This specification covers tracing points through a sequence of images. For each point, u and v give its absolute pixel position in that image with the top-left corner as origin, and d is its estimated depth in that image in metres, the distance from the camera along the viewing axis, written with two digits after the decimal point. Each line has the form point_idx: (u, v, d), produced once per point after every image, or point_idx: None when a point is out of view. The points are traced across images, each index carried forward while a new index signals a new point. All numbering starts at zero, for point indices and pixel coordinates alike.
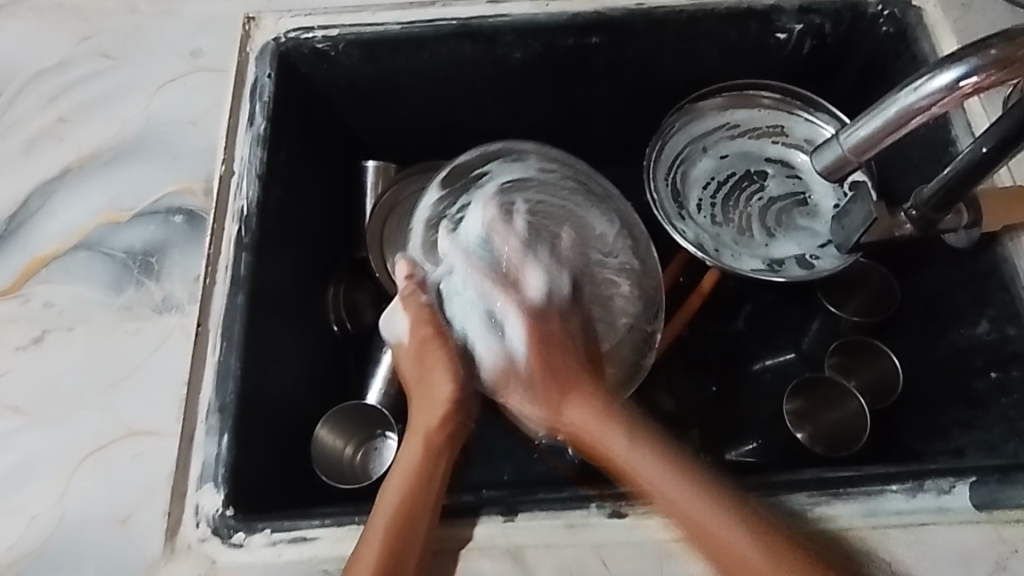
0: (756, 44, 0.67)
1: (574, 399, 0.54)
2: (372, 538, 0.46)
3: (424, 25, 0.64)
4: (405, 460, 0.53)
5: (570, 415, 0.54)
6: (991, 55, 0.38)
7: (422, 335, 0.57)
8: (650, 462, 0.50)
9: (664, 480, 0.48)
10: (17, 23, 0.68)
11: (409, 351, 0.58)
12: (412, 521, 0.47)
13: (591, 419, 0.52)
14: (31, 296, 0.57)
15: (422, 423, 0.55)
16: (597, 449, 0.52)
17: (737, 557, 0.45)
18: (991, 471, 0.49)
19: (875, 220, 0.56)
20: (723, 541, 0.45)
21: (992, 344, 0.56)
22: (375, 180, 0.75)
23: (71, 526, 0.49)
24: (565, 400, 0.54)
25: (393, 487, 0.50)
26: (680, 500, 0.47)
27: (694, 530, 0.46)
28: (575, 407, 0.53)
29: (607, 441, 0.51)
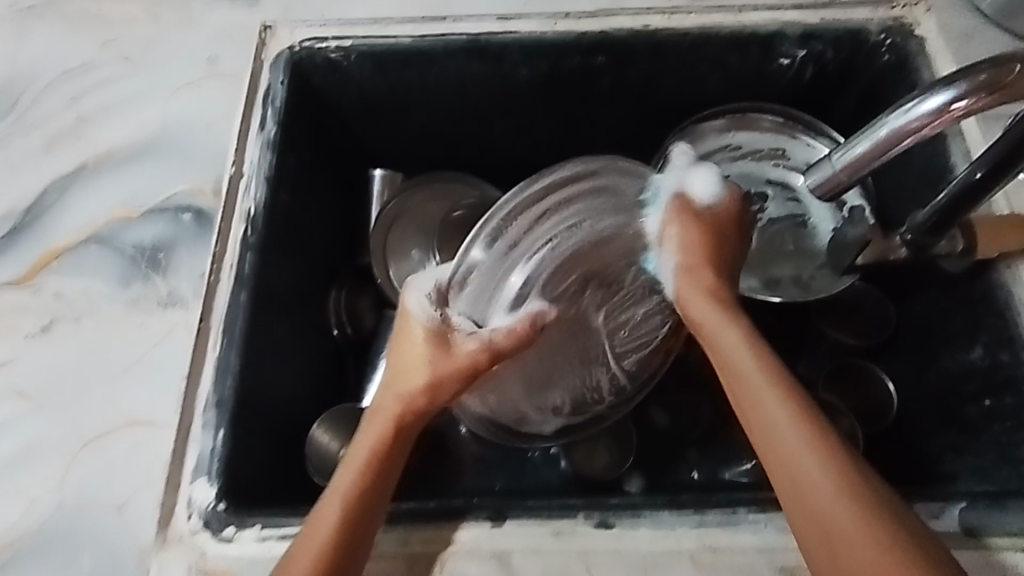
0: (758, 69, 0.69)
1: (697, 285, 0.50)
2: (327, 508, 0.46)
3: (434, 40, 0.66)
4: (368, 437, 0.49)
5: (706, 324, 0.49)
6: (979, 80, 0.42)
7: (466, 367, 0.47)
8: (738, 347, 0.47)
9: (759, 387, 0.46)
10: (45, 25, 0.70)
11: (421, 360, 0.48)
12: (348, 527, 0.45)
13: (705, 308, 0.49)
14: (42, 287, 0.58)
15: (378, 416, 0.49)
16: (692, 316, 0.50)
17: (798, 473, 0.43)
18: (979, 496, 0.49)
19: (869, 245, 0.60)
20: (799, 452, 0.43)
21: (985, 370, 0.56)
22: (382, 188, 0.79)
23: (68, 513, 0.50)
24: (696, 263, 0.51)
25: (366, 441, 0.49)
26: (777, 429, 0.44)
27: (765, 420, 0.45)
28: (705, 276, 0.51)
29: (712, 330, 0.49)
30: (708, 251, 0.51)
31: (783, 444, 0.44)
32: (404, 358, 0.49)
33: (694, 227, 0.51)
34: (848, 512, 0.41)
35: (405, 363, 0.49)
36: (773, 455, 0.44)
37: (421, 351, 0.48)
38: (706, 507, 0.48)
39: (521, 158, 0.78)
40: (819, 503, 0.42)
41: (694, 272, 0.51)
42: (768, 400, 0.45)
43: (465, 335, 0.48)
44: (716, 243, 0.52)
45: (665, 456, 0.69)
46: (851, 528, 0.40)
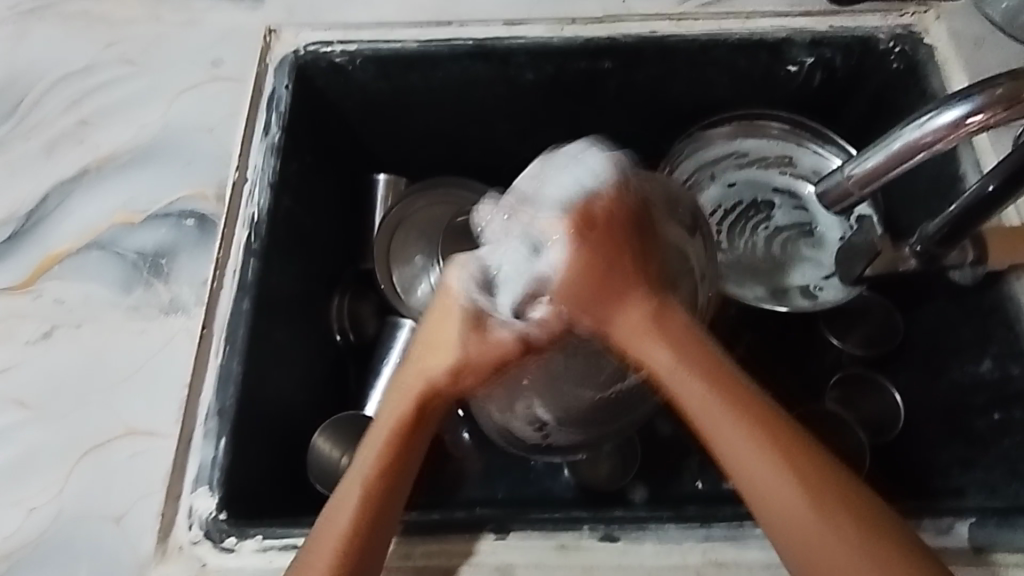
0: (766, 75, 0.68)
1: (620, 310, 0.44)
2: (331, 530, 0.45)
3: (440, 44, 0.66)
4: (393, 409, 0.48)
5: (653, 369, 0.44)
6: (996, 94, 0.41)
7: (499, 356, 0.45)
8: (711, 395, 0.43)
9: (721, 415, 0.43)
10: (47, 27, 0.70)
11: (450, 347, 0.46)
12: (362, 535, 0.45)
13: (631, 331, 0.44)
14: (43, 292, 0.58)
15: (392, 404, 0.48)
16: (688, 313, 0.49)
17: (778, 501, 0.42)
18: (989, 512, 0.48)
19: (878, 254, 0.58)
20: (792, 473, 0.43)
21: (994, 383, 0.56)
22: (385, 193, 0.77)
23: (67, 522, 0.50)
24: (609, 298, 0.44)
25: (376, 441, 0.47)
26: (773, 475, 0.42)
27: (754, 465, 0.43)
28: (625, 313, 0.44)
29: (656, 370, 0.44)
30: (597, 262, 0.44)
31: (780, 491, 0.42)
32: (434, 345, 0.47)
33: (599, 245, 0.44)
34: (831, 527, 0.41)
35: (437, 349, 0.47)
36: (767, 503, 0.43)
37: (452, 337, 0.46)
38: (712, 520, 0.48)
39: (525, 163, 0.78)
40: (827, 549, 0.41)
41: (622, 301, 0.44)
42: (763, 448, 0.43)
43: (500, 323, 0.45)
44: (608, 235, 0.45)
45: (668, 465, 0.68)
46: (831, 546, 0.41)
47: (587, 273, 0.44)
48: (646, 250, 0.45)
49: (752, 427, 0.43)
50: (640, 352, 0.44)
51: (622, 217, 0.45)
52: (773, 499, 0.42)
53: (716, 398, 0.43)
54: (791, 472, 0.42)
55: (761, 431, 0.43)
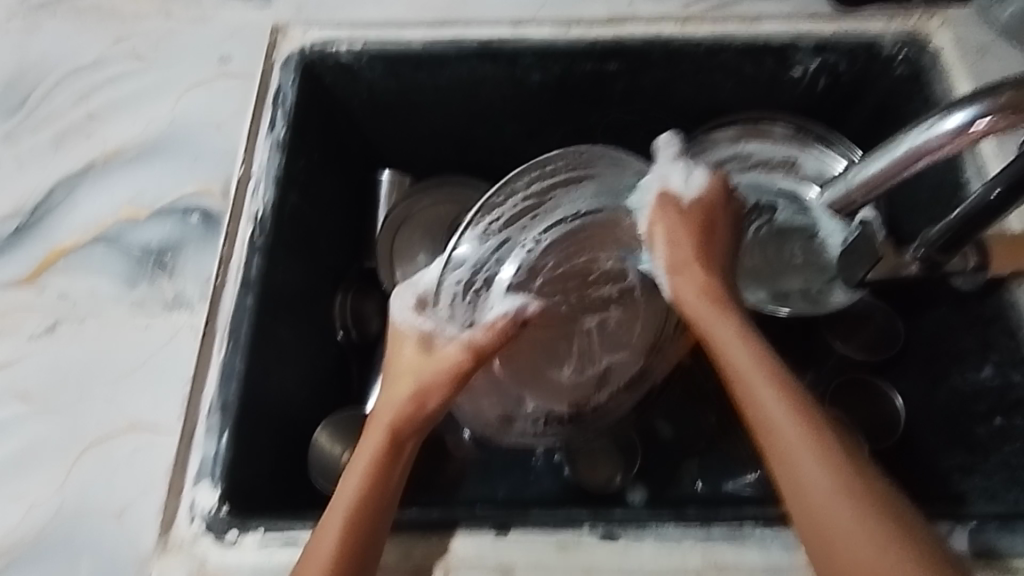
0: (772, 79, 0.68)
1: (693, 268, 0.51)
2: (340, 507, 0.46)
3: (447, 44, 0.66)
4: (387, 411, 0.51)
5: (710, 329, 0.49)
6: (1001, 101, 0.41)
7: (445, 364, 0.50)
8: (755, 362, 0.47)
9: (756, 389, 0.46)
10: (56, 21, 0.70)
11: (410, 355, 0.52)
12: (364, 515, 0.46)
13: (689, 287, 0.50)
14: (48, 286, 0.58)
15: (390, 397, 0.51)
16: (685, 305, 0.50)
17: (801, 477, 0.43)
18: (990, 518, 0.48)
19: (879, 260, 0.58)
20: (788, 437, 0.44)
21: (995, 390, 0.56)
22: (389, 190, 0.79)
23: (69, 515, 0.50)
24: (682, 262, 0.51)
25: (374, 439, 0.50)
26: (801, 458, 0.43)
27: (782, 441, 0.44)
28: (693, 274, 0.51)
29: (712, 328, 0.49)
30: (692, 233, 0.52)
31: (804, 474, 0.43)
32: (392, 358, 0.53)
33: (693, 224, 0.52)
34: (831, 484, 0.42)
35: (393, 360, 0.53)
36: (793, 487, 0.43)
37: (408, 356, 0.52)
38: (713, 522, 0.48)
39: (530, 164, 0.78)
40: (851, 540, 0.41)
41: (693, 261, 0.51)
42: (788, 429, 0.44)
43: (447, 339, 0.52)
44: (701, 211, 0.53)
45: (669, 466, 0.68)
46: (834, 499, 0.42)
47: (682, 239, 0.51)
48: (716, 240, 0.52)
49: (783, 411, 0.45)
50: (706, 304, 0.50)
51: (704, 206, 0.53)
52: (794, 478, 0.43)
53: (756, 370, 0.46)
54: (818, 455, 0.43)
55: (789, 415, 0.45)
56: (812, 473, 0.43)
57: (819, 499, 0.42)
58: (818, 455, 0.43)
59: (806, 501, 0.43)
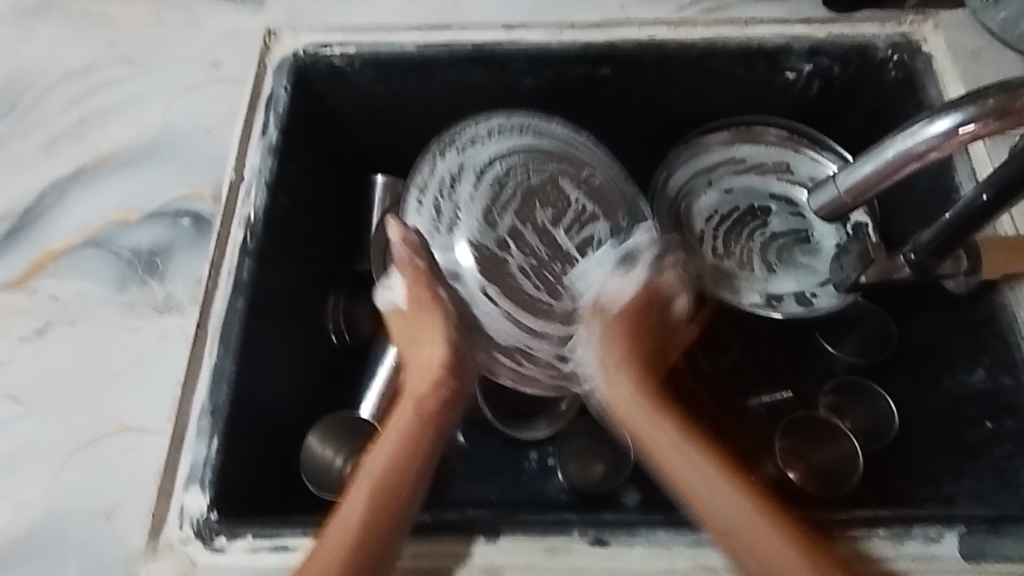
0: (764, 82, 0.68)
1: (626, 373, 0.57)
2: (344, 516, 0.49)
3: (439, 48, 0.66)
4: (409, 404, 0.56)
5: (650, 443, 0.54)
6: (989, 104, 0.40)
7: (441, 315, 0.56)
8: (672, 439, 0.54)
9: (680, 461, 0.52)
10: (50, 25, 0.70)
11: (439, 342, 0.56)
12: (376, 518, 0.49)
13: (626, 386, 0.56)
14: (38, 289, 0.58)
15: (414, 390, 0.57)
16: (621, 408, 0.56)
17: (721, 519, 0.48)
18: (981, 522, 0.48)
19: (872, 262, 0.58)
20: (699, 488, 0.51)
21: (987, 393, 0.56)
22: (383, 194, 0.76)
23: (57, 519, 0.50)
24: (620, 372, 0.57)
25: (393, 436, 0.54)
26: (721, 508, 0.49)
27: (703, 497, 0.50)
28: (623, 381, 0.56)
29: (647, 430, 0.54)
30: (636, 350, 0.58)
31: (733, 520, 0.49)
32: (417, 334, 0.57)
33: (638, 324, 0.58)
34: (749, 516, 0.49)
35: (418, 339, 0.57)
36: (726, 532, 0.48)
37: (401, 322, 0.58)
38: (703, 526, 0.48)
39: None
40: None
41: (622, 370, 0.57)
42: (706, 489, 0.50)
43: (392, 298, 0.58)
44: (644, 320, 0.58)
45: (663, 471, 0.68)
46: (772, 550, 0.47)
47: (625, 326, 0.58)
48: (646, 340, 0.59)
49: (702, 473, 0.52)
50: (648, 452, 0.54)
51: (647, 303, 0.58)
52: (730, 531, 0.48)
53: (680, 449, 0.53)
54: (735, 504, 0.50)
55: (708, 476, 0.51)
56: (730, 511, 0.49)
57: (743, 534, 0.48)
58: (746, 507, 0.50)
59: (745, 542, 0.48)
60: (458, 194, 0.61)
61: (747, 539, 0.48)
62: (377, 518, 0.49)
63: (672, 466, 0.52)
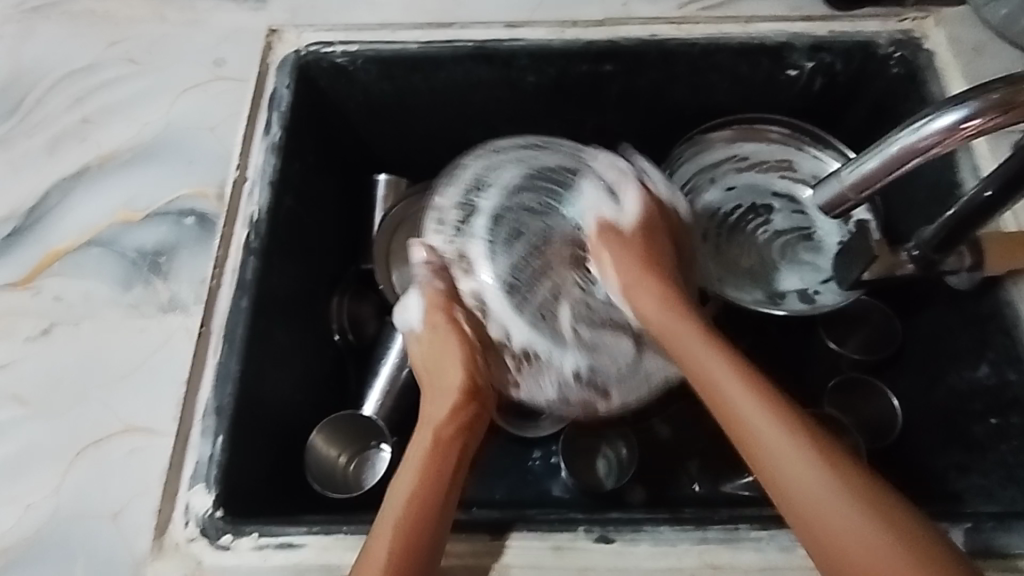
0: (767, 79, 0.68)
1: (649, 278, 0.56)
2: (382, 531, 0.46)
3: (441, 46, 0.66)
4: (430, 422, 0.53)
5: (700, 360, 0.51)
6: (993, 99, 0.41)
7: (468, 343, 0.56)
8: (726, 372, 0.50)
9: (751, 411, 0.47)
10: (52, 25, 0.70)
11: (456, 359, 0.55)
12: (416, 536, 0.46)
13: (654, 307, 0.55)
14: (43, 288, 0.58)
15: (434, 409, 0.54)
16: (653, 318, 0.54)
17: (789, 482, 0.44)
18: (986, 517, 0.48)
19: (876, 257, 0.58)
20: (779, 454, 0.45)
21: (991, 389, 0.56)
22: (386, 193, 0.77)
23: (64, 518, 0.50)
24: (640, 285, 0.56)
25: (417, 452, 0.52)
26: (783, 468, 0.45)
27: (767, 452, 0.46)
28: (648, 292, 0.55)
29: (677, 334, 0.53)
30: (648, 256, 0.57)
31: (800, 474, 0.44)
32: (440, 359, 0.56)
33: (660, 249, 0.58)
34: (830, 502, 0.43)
35: (441, 365, 0.56)
36: (808, 506, 0.43)
37: (426, 350, 0.57)
38: (708, 523, 0.48)
39: None
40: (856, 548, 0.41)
41: (651, 273, 0.56)
42: (766, 438, 0.46)
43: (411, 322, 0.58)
44: (653, 232, 0.58)
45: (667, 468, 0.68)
46: (829, 509, 0.43)
47: (636, 238, 0.58)
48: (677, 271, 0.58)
49: (764, 421, 0.47)
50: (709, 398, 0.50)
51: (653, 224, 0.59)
52: (795, 487, 0.44)
53: (738, 389, 0.49)
54: (801, 455, 0.45)
55: (768, 422, 0.47)
56: (801, 479, 0.44)
57: (811, 508, 0.43)
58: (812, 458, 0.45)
59: (816, 509, 0.43)
60: (474, 219, 0.60)
61: (814, 513, 0.43)
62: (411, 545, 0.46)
63: (731, 410, 0.48)
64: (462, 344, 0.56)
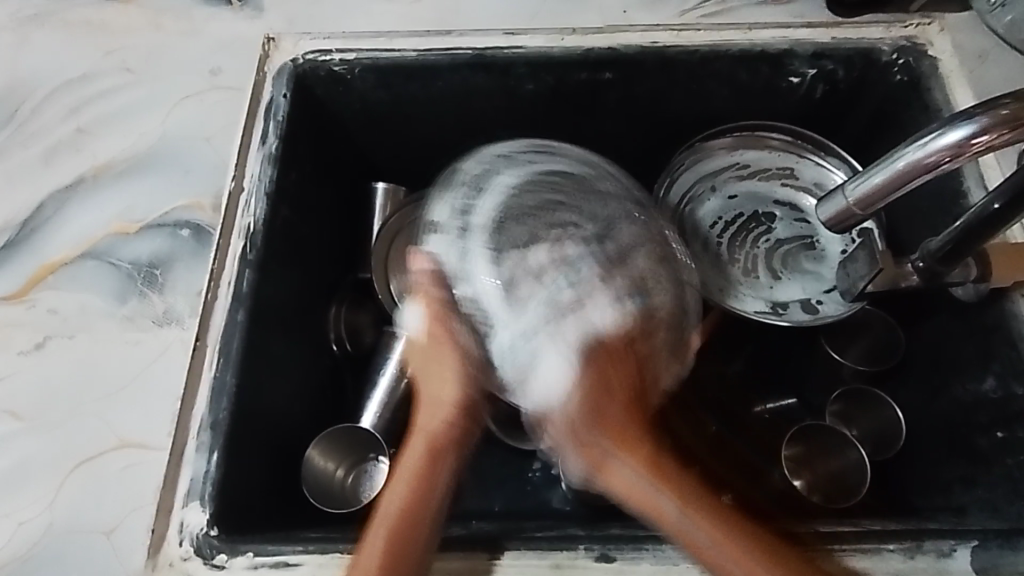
0: (768, 86, 0.67)
1: (614, 412, 0.47)
2: (368, 549, 0.46)
3: (439, 54, 0.65)
4: (420, 435, 0.51)
5: (568, 419, 0.48)
6: (1002, 115, 0.40)
7: (457, 344, 0.51)
8: (587, 433, 0.47)
9: (633, 480, 0.46)
10: (48, 35, 0.69)
11: (452, 367, 0.51)
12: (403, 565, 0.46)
13: (622, 464, 0.46)
14: (37, 302, 0.57)
15: (427, 420, 0.51)
16: (581, 437, 0.47)
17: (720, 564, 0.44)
18: (993, 534, 0.47)
19: (879, 270, 0.57)
20: (694, 530, 0.45)
21: (997, 402, 0.55)
22: (384, 202, 0.76)
23: (57, 536, 0.49)
24: (594, 399, 0.47)
25: (405, 468, 0.50)
26: (727, 561, 0.44)
27: (689, 533, 0.45)
28: (611, 407, 0.47)
29: (553, 418, 0.48)
30: (602, 396, 0.48)
31: (710, 561, 0.45)
32: (431, 366, 0.52)
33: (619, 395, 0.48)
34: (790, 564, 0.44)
35: (431, 372, 0.52)
36: None
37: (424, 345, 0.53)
38: None
39: None
40: None
41: (604, 426, 0.47)
42: (699, 531, 0.45)
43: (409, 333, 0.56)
44: (619, 378, 0.48)
45: None
46: None
47: (614, 415, 0.47)
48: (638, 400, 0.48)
49: (633, 490, 0.46)
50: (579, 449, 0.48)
51: (632, 333, 0.50)
52: (718, 567, 0.44)
53: (619, 458, 0.47)
54: (723, 541, 0.45)
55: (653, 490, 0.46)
56: (706, 540, 0.45)
57: None
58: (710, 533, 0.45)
59: None
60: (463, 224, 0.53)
61: None
62: (400, 546, 0.46)
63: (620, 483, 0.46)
64: (461, 346, 0.51)
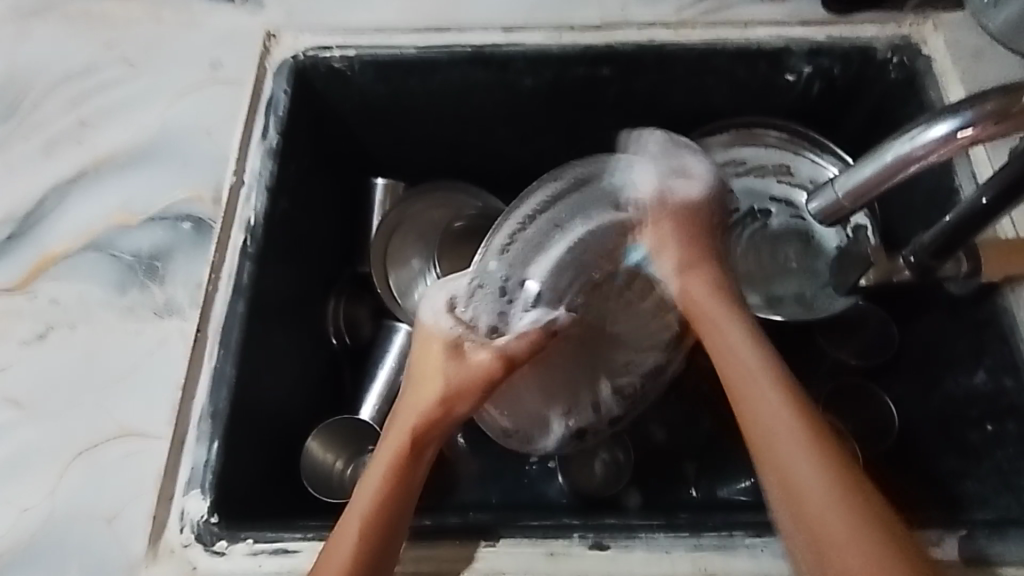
0: (764, 84, 0.68)
1: (698, 269, 0.53)
2: (350, 518, 0.46)
3: (438, 50, 0.66)
4: (405, 416, 0.50)
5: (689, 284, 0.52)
6: (987, 109, 0.41)
7: (484, 374, 0.50)
8: (743, 347, 0.49)
9: (744, 369, 0.48)
10: (49, 28, 0.70)
11: (443, 374, 0.50)
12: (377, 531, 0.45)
13: (737, 330, 0.49)
14: (39, 292, 0.58)
15: (410, 405, 0.50)
16: (690, 307, 0.52)
17: (789, 464, 0.43)
18: (981, 524, 0.48)
19: (873, 264, 0.59)
20: (784, 432, 0.44)
21: (988, 395, 0.56)
22: (384, 197, 0.77)
23: (58, 523, 0.50)
24: (693, 266, 0.53)
25: (387, 449, 0.49)
26: (796, 455, 0.43)
27: (766, 425, 0.45)
28: (698, 278, 0.52)
29: (714, 322, 0.50)
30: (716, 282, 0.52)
31: (797, 461, 0.43)
32: (423, 366, 0.51)
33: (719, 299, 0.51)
34: (830, 499, 0.42)
35: (423, 370, 0.51)
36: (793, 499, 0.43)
37: (437, 362, 0.50)
38: (702, 530, 0.48)
39: (525, 168, 0.78)
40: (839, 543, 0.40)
41: (709, 287, 0.52)
42: (777, 426, 0.45)
43: (475, 345, 0.51)
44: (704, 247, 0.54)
45: (665, 472, 0.68)
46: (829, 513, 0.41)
47: (702, 288, 0.52)
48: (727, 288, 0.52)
49: (750, 367, 0.48)
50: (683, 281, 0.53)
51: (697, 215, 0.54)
52: (790, 467, 0.43)
53: (732, 339, 0.49)
54: (804, 446, 0.44)
55: (768, 383, 0.47)
56: (795, 452, 0.44)
57: (803, 497, 0.42)
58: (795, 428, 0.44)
59: (801, 496, 0.42)
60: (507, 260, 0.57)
61: (808, 501, 0.42)
62: (380, 518, 0.46)
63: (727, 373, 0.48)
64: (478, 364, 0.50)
